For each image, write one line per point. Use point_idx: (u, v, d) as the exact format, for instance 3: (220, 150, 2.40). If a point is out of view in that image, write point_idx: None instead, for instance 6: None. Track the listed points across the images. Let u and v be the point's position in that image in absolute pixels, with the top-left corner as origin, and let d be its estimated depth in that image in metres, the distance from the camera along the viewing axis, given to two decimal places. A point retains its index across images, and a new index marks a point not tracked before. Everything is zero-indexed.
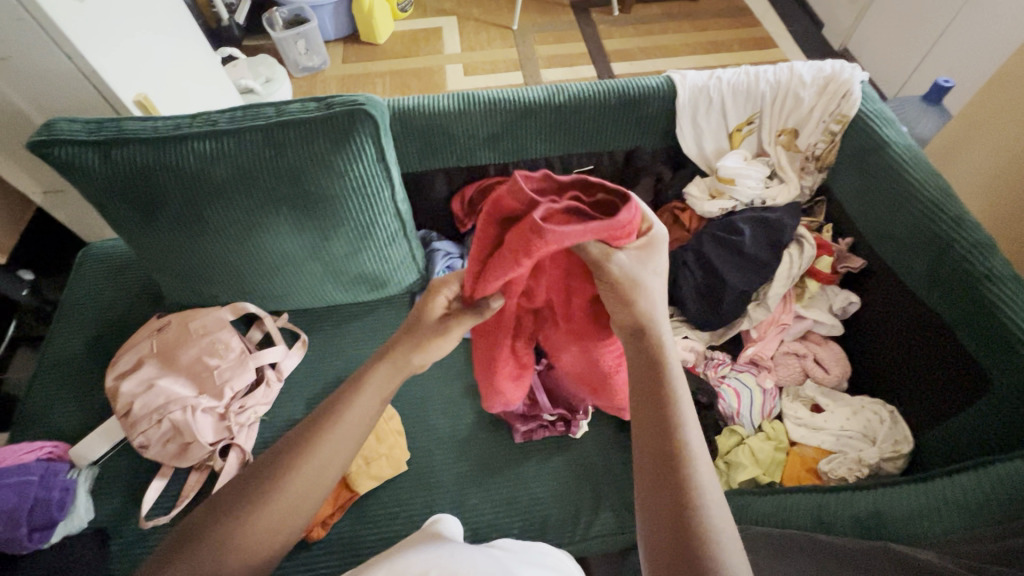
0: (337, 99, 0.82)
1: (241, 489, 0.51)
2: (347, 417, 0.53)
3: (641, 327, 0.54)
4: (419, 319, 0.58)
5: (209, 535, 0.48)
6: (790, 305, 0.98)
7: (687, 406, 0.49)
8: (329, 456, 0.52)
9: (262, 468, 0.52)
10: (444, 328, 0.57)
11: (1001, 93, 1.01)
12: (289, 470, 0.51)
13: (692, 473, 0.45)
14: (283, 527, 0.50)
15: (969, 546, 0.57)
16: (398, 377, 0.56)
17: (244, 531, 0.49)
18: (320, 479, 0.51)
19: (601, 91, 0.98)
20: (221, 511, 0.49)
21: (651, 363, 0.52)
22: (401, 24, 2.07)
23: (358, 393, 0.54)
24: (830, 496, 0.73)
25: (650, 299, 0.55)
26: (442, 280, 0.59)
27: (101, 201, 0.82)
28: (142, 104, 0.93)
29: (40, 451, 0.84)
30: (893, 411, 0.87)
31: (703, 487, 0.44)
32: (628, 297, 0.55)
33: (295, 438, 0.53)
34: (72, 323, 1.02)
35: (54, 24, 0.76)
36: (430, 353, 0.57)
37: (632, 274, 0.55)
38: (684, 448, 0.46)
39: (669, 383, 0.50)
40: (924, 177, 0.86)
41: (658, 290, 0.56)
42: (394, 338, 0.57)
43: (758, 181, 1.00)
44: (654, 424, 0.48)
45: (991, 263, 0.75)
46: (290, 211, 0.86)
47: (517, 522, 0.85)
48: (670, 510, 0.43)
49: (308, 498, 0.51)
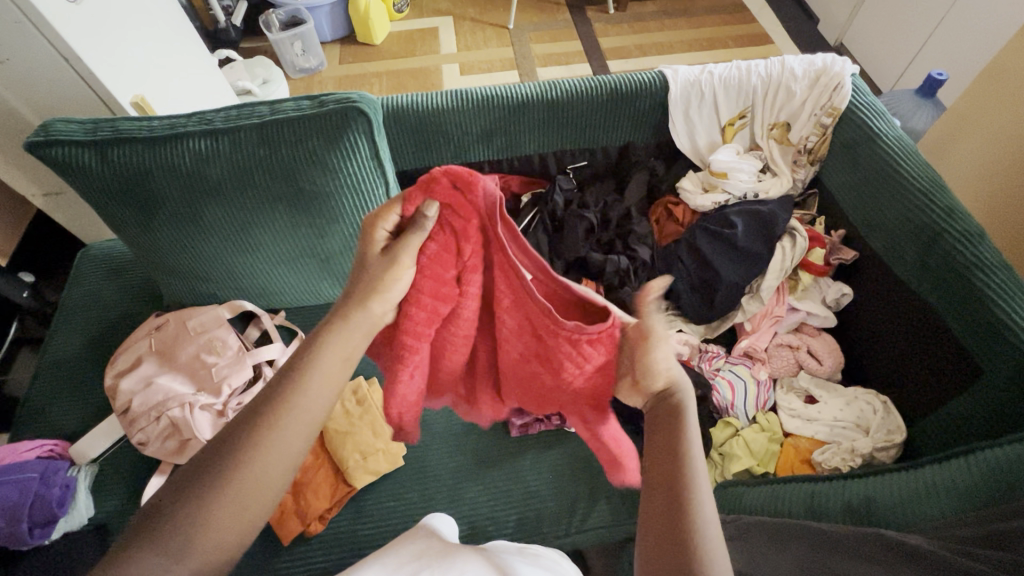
0: (330, 97, 0.83)
1: (206, 466, 0.48)
2: (313, 376, 0.53)
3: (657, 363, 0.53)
4: (364, 259, 0.56)
5: (182, 517, 0.46)
6: (783, 297, 0.98)
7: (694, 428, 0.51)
8: (298, 420, 0.51)
9: (227, 440, 0.50)
10: (392, 256, 0.55)
11: (992, 86, 1.01)
12: (259, 437, 0.49)
13: (690, 492, 0.46)
14: (258, 498, 0.48)
15: (959, 531, 0.58)
16: (355, 332, 0.56)
17: (219, 506, 0.47)
18: (294, 444, 0.51)
19: (594, 85, 0.99)
20: (187, 489, 0.47)
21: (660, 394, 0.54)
22: (397, 24, 2.08)
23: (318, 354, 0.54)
24: (823, 485, 0.73)
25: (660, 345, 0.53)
26: (377, 214, 0.57)
27: (98, 201, 0.82)
28: (138, 105, 0.94)
29: (40, 449, 0.85)
30: (886, 402, 0.87)
31: (700, 508, 0.45)
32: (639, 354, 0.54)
33: (259, 406, 0.51)
34: (72, 323, 1.02)
35: (51, 28, 0.77)
36: (387, 287, 0.56)
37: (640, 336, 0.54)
38: (687, 468, 0.47)
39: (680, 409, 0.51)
40: (916, 168, 0.86)
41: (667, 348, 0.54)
42: (342, 299, 0.57)
43: (751, 174, 1.01)
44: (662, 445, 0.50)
45: (981, 251, 0.75)
46: (285, 209, 0.86)
47: (514, 515, 0.85)
48: (668, 527, 0.45)
49: (281, 465, 0.50)
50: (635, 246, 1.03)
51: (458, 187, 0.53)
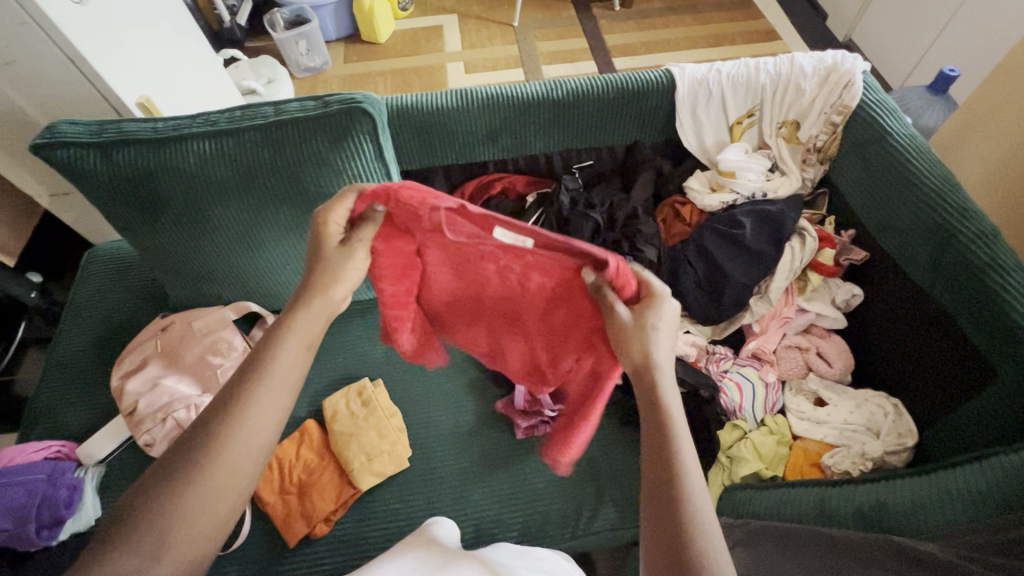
0: (334, 97, 0.82)
1: (176, 461, 0.48)
2: (276, 361, 0.54)
3: (636, 366, 0.53)
4: (319, 248, 0.59)
5: (157, 509, 0.46)
6: (791, 298, 0.97)
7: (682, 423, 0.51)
8: (267, 403, 0.52)
9: (198, 431, 0.50)
10: (349, 246, 0.59)
11: (1004, 83, 1.00)
12: (225, 425, 0.50)
13: (692, 518, 0.45)
14: (233, 484, 0.49)
15: (974, 539, 0.57)
16: (313, 318, 0.58)
17: (194, 492, 0.47)
18: (264, 428, 0.52)
19: (600, 84, 0.98)
20: (156, 486, 0.47)
21: (649, 406, 0.52)
22: (402, 22, 2.07)
23: (279, 345, 0.55)
24: (832, 490, 0.72)
25: (645, 343, 0.53)
26: (324, 215, 0.59)
27: (103, 201, 0.82)
28: (144, 106, 0.94)
29: (48, 450, 0.85)
30: (897, 405, 0.86)
31: (703, 536, 0.45)
32: (623, 346, 0.55)
33: (226, 396, 0.52)
34: (79, 323, 1.03)
35: (58, 30, 0.77)
36: (341, 273, 0.59)
37: (626, 331, 0.54)
38: (684, 497, 0.46)
39: (669, 423, 0.50)
40: (930, 167, 0.84)
41: (659, 343, 0.54)
42: (298, 288, 0.59)
43: (759, 174, 1.00)
44: (655, 465, 0.49)
45: (995, 252, 0.74)
46: (288, 209, 0.86)
47: (519, 518, 0.85)
48: (674, 559, 0.44)
49: (251, 453, 0.51)
50: (643, 246, 1.00)
51: (415, 199, 0.56)
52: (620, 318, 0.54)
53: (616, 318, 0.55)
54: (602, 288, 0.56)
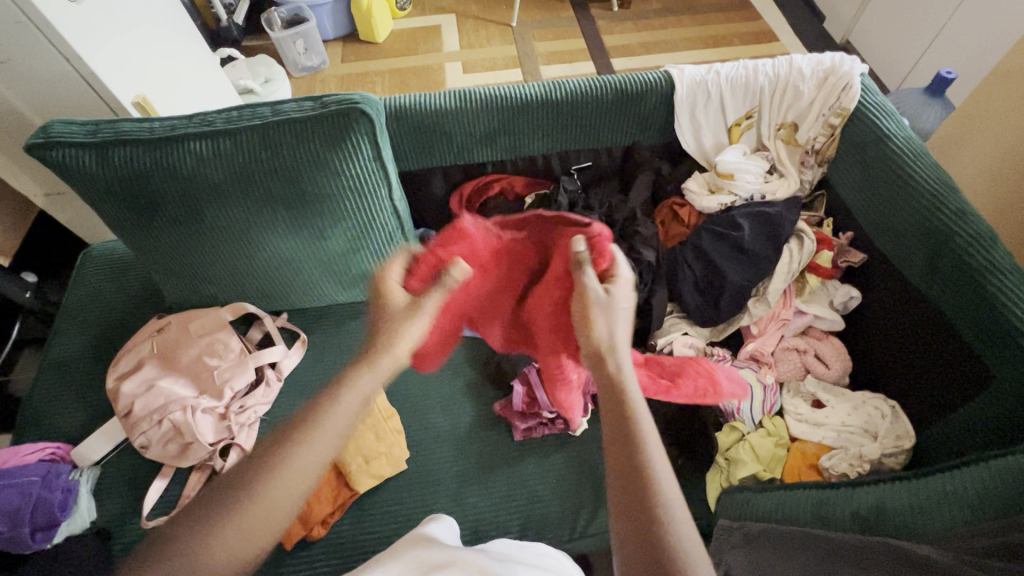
0: (332, 98, 0.82)
1: (221, 493, 0.50)
2: (332, 409, 0.54)
3: (596, 348, 0.58)
4: (386, 307, 0.64)
5: (196, 539, 0.47)
6: (790, 300, 0.98)
7: (643, 409, 0.53)
8: (309, 457, 0.52)
9: (241, 469, 0.51)
10: (414, 304, 0.64)
11: (1001, 86, 1.00)
12: (273, 464, 0.51)
13: (657, 491, 0.47)
14: (256, 536, 0.49)
15: (971, 542, 0.57)
16: (376, 378, 0.58)
17: (235, 526, 0.48)
18: (300, 483, 0.51)
19: (599, 85, 0.98)
20: (200, 515, 0.49)
21: (609, 385, 0.55)
22: (400, 22, 2.07)
23: (339, 393, 0.55)
24: (830, 492, 0.72)
25: (609, 321, 0.60)
26: (384, 271, 0.69)
27: (98, 201, 0.82)
28: (141, 106, 0.94)
29: (43, 452, 0.84)
30: (894, 407, 0.86)
31: (669, 509, 0.47)
32: (588, 325, 0.60)
33: (276, 438, 0.53)
34: (75, 323, 1.02)
35: (53, 29, 0.77)
36: (402, 332, 0.61)
37: (597, 305, 0.60)
38: (650, 484, 0.48)
39: (630, 400, 0.53)
40: (927, 169, 0.85)
41: (618, 319, 0.60)
42: (367, 346, 0.60)
43: (757, 176, 1.00)
44: (618, 443, 0.51)
45: (985, 253, 0.74)
46: (286, 211, 0.86)
47: (516, 520, 0.85)
48: (642, 530, 0.46)
49: (292, 492, 0.51)
50: (641, 249, 1.00)
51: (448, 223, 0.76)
52: (593, 290, 0.61)
53: (592, 292, 0.61)
54: (580, 258, 0.64)
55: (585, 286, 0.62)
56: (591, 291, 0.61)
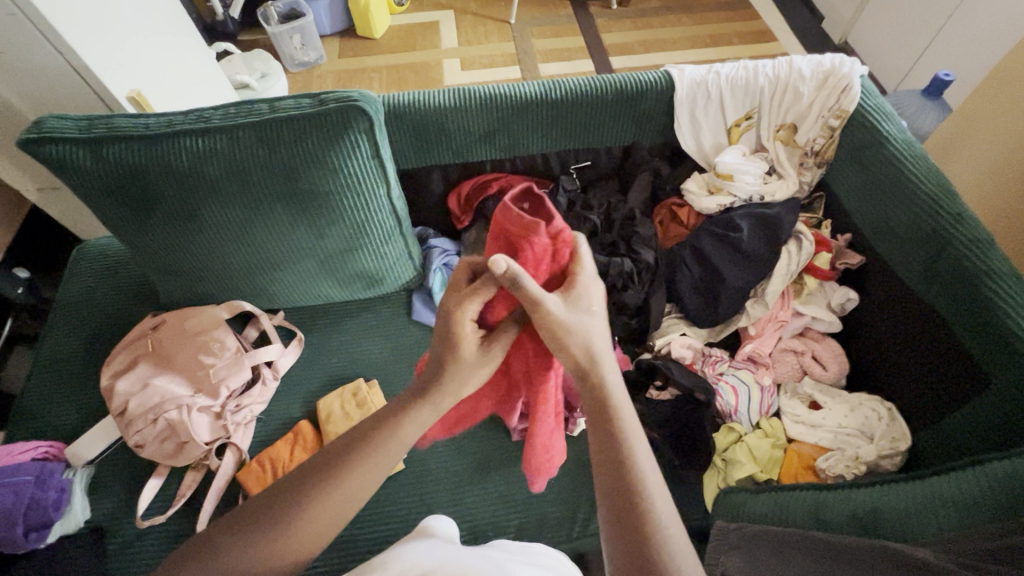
0: (330, 95, 0.81)
1: (262, 513, 0.52)
2: (385, 446, 0.54)
3: (575, 363, 0.53)
4: (456, 349, 0.54)
5: (232, 555, 0.51)
6: (787, 302, 0.98)
7: (633, 421, 0.52)
8: (349, 490, 0.53)
9: (279, 497, 0.53)
10: (489, 353, 0.56)
11: (1001, 88, 1.00)
12: (317, 491, 0.53)
13: (650, 508, 0.47)
14: (290, 558, 0.52)
15: (966, 544, 0.58)
16: (436, 415, 0.56)
17: (276, 546, 0.51)
18: (339, 510, 0.53)
19: (597, 85, 0.97)
20: (239, 536, 0.51)
21: (596, 400, 0.53)
22: (398, 18, 2.05)
23: (393, 432, 0.54)
24: (828, 494, 0.73)
25: (585, 337, 0.53)
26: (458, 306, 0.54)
27: (92, 197, 0.81)
28: (135, 100, 0.92)
29: (36, 450, 0.84)
30: (891, 409, 0.87)
31: (661, 527, 0.46)
32: (559, 343, 0.53)
33: (317, 471, 0.54)
34: (68, 320, 1.01)
35: (47, 22, 0.76)
36: (469, 379, 0.56)
37: (567, 322, 0.53)
38: (642, 498, 0.48)
39: (619, 417, 0.51)
40: (924, 171, 0.85)
41: (595, 328, 0.54)
42: (427, 377, 0.56)
43: (757, 177, 1.00)
44: (608, 459, 0.50)
45: (990, 259, 0.74)
46: (283, 209, 0.85)
47: (514, 521, 0.85)
48: (633, 547, 0.46)
49: (334, 518, 0.53)
50: (640, 248, 1.00)
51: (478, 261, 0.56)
52: (552, 312, 0.52)
53: (549, 307, 0.52)
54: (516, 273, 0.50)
55: (538, 299, 0.52)
56: (544, 308, 0.52)
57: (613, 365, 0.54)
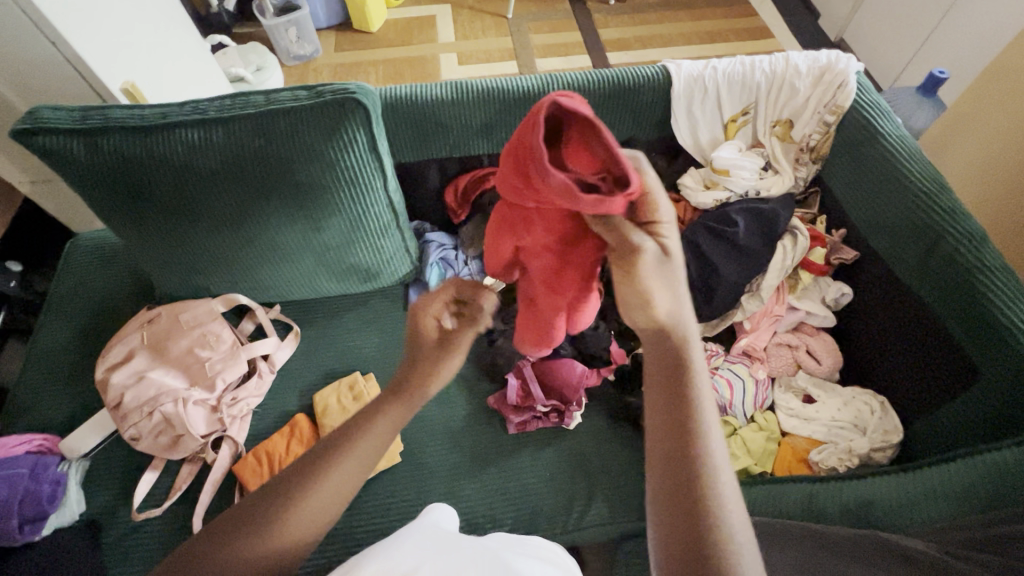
0: (327, 87, 0.81)
1: (242, 516, 0.52)
2: (360, 445, 0.55)
3: (658, 326, 0.51)
4: (421, 341, 0.58)
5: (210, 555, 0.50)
6: (782, 297, 0.98)
7: (707, 394, 0.50)
8: (338, 485, 0.54)
9: (261, 499, 0.53)
10: (451, 344, 0.57)
11: (995, 84, 1.01)
12: (294, 492, 0.53)
13: (715, 482, 0.46)
14: (279, 558, 0.51)
15: (957, 535, 0.59)
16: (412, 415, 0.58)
17: (255, 546, 0.50)
18: (326, 507, 0.54)
19: (596, 79, 0.98)
20: (221, 536, 0.51)
21: (671, 365, 0.51)
22: (394, 12, 2.04)
23: (368, 430, 0.56)
24: (819, 486, 0.73)
25: (672, 287, 0.50)
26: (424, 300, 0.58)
27: (86, 188, 0.80)
28: (129, 92, 0.92)
29: (31, 443, 0.83)
30: (883, 402, 0.88)
31: (724, 504, 0.45)
32: (647, 299, 0.50)
33: (297, 472, 0.54)
34: (62, 314, 1.01)
35: (39, 12, 0.75)
36: (434, 373, 0.57)
37: (650, 271, 0.49)
38: (707, 474, 0.46)
39: (693, 392, 0.49)
40: (918, 168, 0.86)
41: (681, 281, 0.51)
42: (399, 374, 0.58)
43: (752, 172, 0.99)
44: (676, 435, 0.48)
45: (983, 254, 0.75)
46: (279, 201, 0.84)
47: (511, 513, 0.85)
48: (688, 521, 0.45)
49: (311, 519, 0.53)
50: None
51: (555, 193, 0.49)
52: (648, 250, 0.49)
53: (649, 251, 0.49)
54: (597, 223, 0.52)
55: (631, 245, 0.49)
56: (640, 256, 0.49)
57: (694, 338, 0.52)
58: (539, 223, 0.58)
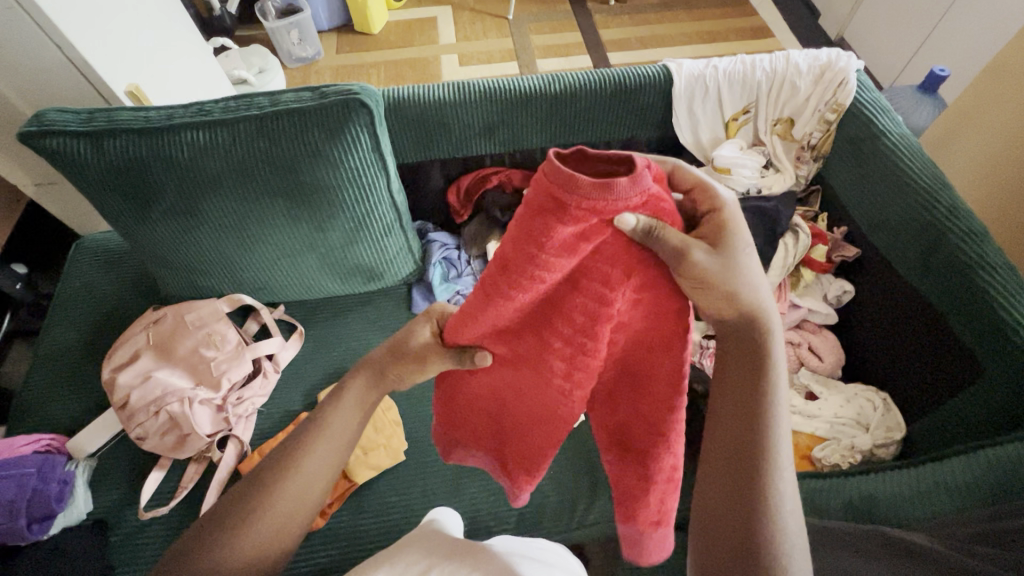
0: (331, 88, 0.81)
1: (233, 504, 0.53)
2: (336, 414, 0.57)
3: (746, 316, 0.50)
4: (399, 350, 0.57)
5: (209, 547, 0.51)
6: (784, 294, 0.97)
7: (781, 385, 0.51)
8: (320, 459, 0.55)
9: (250, 486, 0.54)
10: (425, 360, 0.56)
11: (994, 81, 1.01)
12: (283, 471, 0.54)
13: (773, 472, 0.48)
14: (278, 535, 0.53)
15: (960, 528, 0.59)
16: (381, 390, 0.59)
17: (252, 530, 0.52)
18: (316, 477, 0.55)
19: (597, 79, 0.98)
20: (216, 527, 0.52)
21: (746, 355, 0.51)
22: (395, 14, 2.05)
23: (341, 400, 0.57)
24: (822, 483, 0.74)
25: (746, 287, 0.48)
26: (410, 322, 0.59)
27: (92, 190, 0.81)
28: (133, 95, 0.93)
29: (38, 443, 0.84)
30: (886, 399, 0.88)
31: (779, 492, 0.47)
32: (730, 292, 0.48)
33: (280, 452, 0.55)
34: (68, 315, 1.01)
35: (45, 15, 0.76)
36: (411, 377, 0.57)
37: (716, 273, 0.45)
38: (766, 463, 0.48)
39: (767, 383, 0.50)
40: (919, 166, 0.86)
41: (753, 278, 0.49)
42: (379, 365, 0.58)
43: (753, 171, 1.00)
44: (743, 423, 0.50)
45: (985, 251, 0.75)
46: (285, 203, 0.85)
47: (515, 511, 0.86)
48: (739, 502, 0.48)
49: (303, 495, 0.54)
50: None
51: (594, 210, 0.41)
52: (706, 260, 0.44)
53: (702, 258, 0.44)
54: (656, 232, 0.42)
55: (689, 255, 0.43)
56: (694, 258, 0.44)
57: (775, 327, 0.52)
58: (603, 276, 0.45)
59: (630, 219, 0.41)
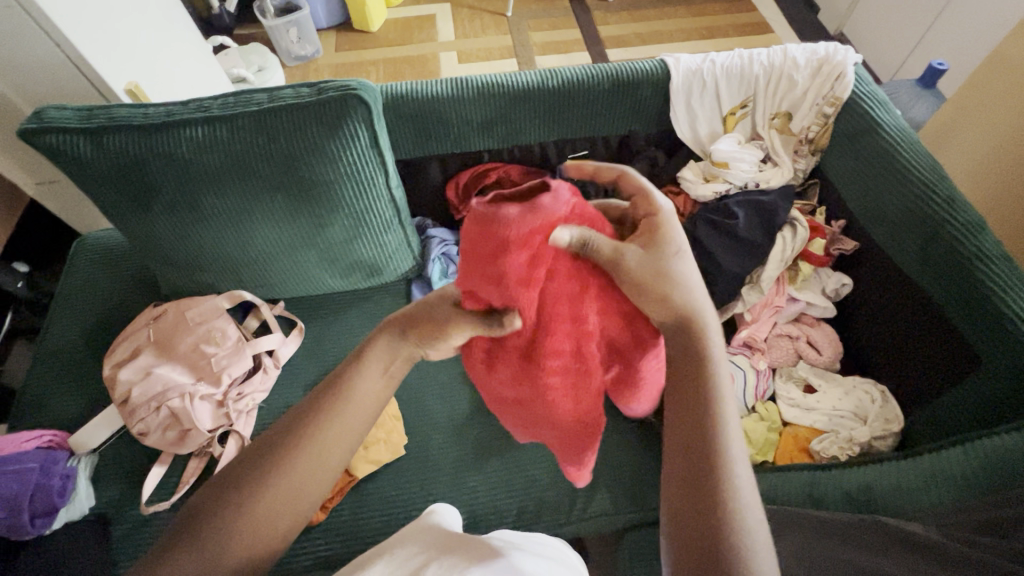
0: (328, 84, 0.82)
1: (241, 476, 0.51)
2: (354, 391, 0.54)
3: (679, 319, 0.51)
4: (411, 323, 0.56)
5: (215, 521, 0.49)
6: (782, 288, 0.98)
7: (726, 387, 0.50)
8: (334, 436, 0.52)
9: (262, 457, 0.52)
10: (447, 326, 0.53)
11: (994, 74, 1.01)
12: (296, 446, 0.51)
13: (728, 473, 0.45)
14: (285, 515, 0.51)
15: (958, 517, 0.59)
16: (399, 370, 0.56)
17: (260, 507, 0.50)
18: (328, 456, 0.52)
19: (595, 74, 0.98)
20: (223, 501, 0.50)
21: (687, 360, 0.51)
22: (394, 12, 2.05)
23: (359, 373, 0.55)
24: (821, 475, 0.74)
25: (681, 287, 0.51)
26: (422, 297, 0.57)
27: (92, 187, 0.81)
28: (133, 93, 0.93)
29: (40, 439, 0.84)
30: (884, 392, 0.88)
31: (737, 494, 0.44)
32: (662, 292, 0.51)
33: (292, 425, 0.53)
34: (70, 312, 1.02)
35: (45, 14, 0.76)
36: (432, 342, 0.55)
37: (649, 272, 0.51)
38: (720, 464, 0.45)
39: (710, 384, 0.49)
40: (916, 159, 0.87)
41: (687, 273, 0.52)
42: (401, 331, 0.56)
43: (752, 165, 1.00)
44: (692, 426, 0.48)
45: (982, 243, 0.76)
46: (283, 199, 0.86)
47: (514, 505, 0.86)
48: (699, 508, 0.44)
49: (314, 472, 0.52)
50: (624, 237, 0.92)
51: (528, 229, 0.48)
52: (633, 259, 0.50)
53: (631, 256, 0.50)
54: (586, 237, 0.49)
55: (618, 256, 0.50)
56: (626, 260, 0.50)
57: (712, 330, 0.52)
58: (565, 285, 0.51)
59: (565, 234, 0.48)
